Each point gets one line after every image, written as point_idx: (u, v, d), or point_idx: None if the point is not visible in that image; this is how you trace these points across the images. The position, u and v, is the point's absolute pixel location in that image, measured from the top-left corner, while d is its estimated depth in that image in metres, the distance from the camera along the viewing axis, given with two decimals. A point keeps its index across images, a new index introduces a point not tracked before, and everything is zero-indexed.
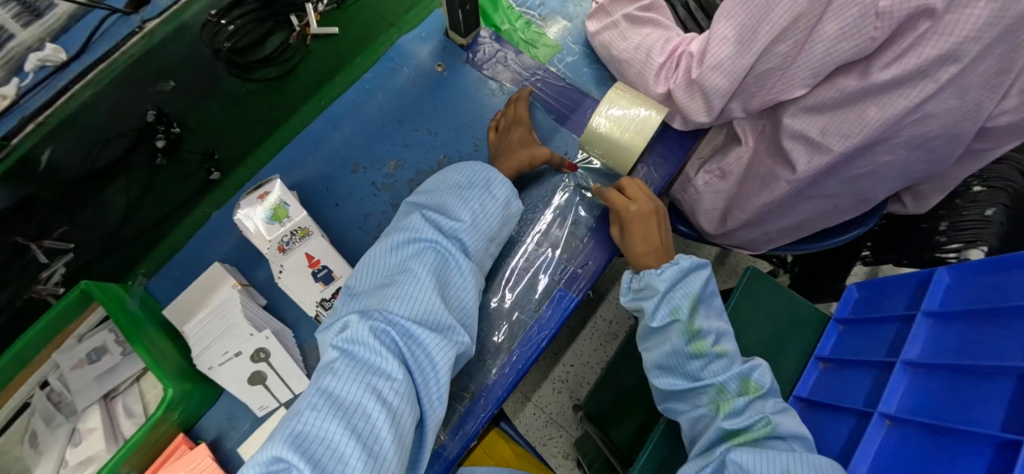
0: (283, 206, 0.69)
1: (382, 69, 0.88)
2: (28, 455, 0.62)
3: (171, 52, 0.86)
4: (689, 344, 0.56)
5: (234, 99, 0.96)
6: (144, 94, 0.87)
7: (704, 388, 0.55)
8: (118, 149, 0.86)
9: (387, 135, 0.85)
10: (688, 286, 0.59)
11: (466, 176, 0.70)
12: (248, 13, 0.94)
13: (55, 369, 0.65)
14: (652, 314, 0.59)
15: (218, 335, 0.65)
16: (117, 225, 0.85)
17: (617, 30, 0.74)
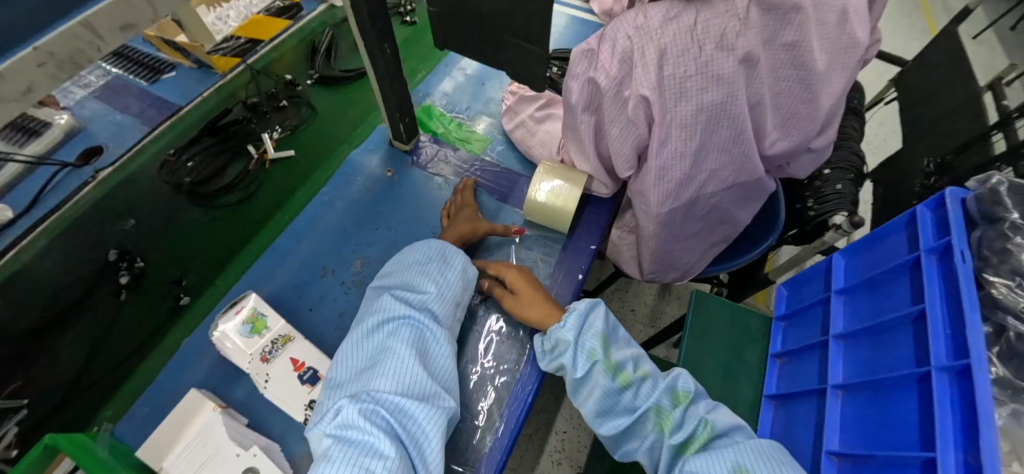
0: (260, 314, 0.69)
1: (338, 182, 0.91)
2: None
3: (125, 197, 0.95)
4: (614, 380, 0.61)
5: (196, 227, 0.96)
6: (107, 235, 0.91)
7: (642, 415, 0.60)
8: (77, 294, 0.86)
9: (350, 238, 0.85)
10: (592, 328, 0.65)
11: (424, 252, 0.72)
12: (203, 150, 1.00)
13: None
14: (572, 366, 0.63)
15: (202, 464, 0.61)
16: (74, 374, 0.80)
17: (526, 127, 0.93)
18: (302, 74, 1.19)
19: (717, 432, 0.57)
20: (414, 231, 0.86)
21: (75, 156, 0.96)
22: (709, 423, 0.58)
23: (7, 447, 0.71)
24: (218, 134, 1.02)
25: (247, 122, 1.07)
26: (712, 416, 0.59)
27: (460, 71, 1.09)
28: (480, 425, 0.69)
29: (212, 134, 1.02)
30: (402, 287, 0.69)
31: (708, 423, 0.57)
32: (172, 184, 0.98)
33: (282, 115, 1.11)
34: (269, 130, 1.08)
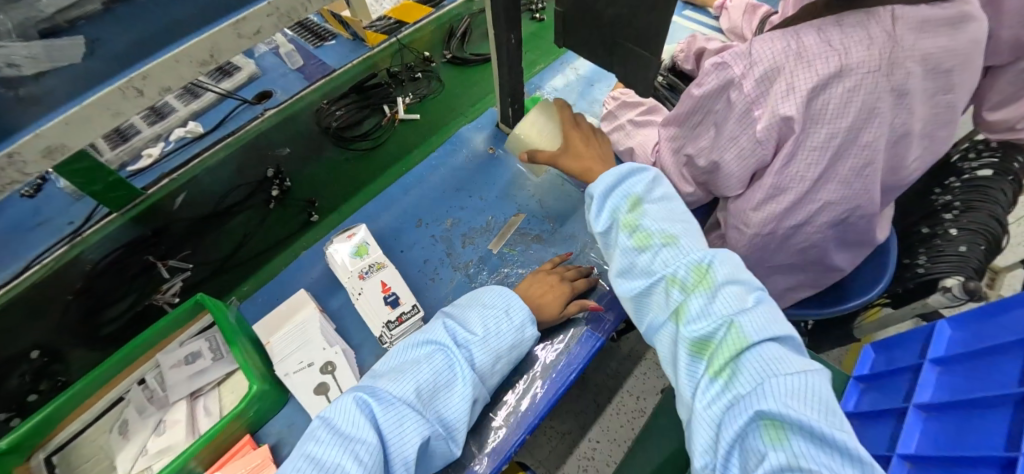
0: (367, 245, 0.82)
1: (445, 150, 1.03)
2: (115, 442, 0.71)
3: (286, 133, 1.19)
4: (631, 239, 0.62)
5: (334, 164, 1.18)
6: (266, 157, 1.14)
7: (658, 286, 0.58)
8: (241, 196, 1.11)
9: (448, 199, 0.96)
10: (626, 187, 0.65)
11: (489, 299, 0.77)
12: (350, 103, 1.22)
13: (154, 368, 0.75)
14: (596, 219, 0.67)
15: (297, 347, 0.75)
16: (226, 255, 1.05)
17: (624, 130, 0.97)
18: (437, 53, 1.36)
19: (749, 338, 0.48)
20: (502, 204, 0.96)
21: (252, 96, 1.18)
22: (735, 324, 0.49)
23: (173, 296, 0.98)
24: (363, 93, 1.24)
25: (387, 87, 1.26)
26: (744, 318, 0.49)
27: (573, 70, 1.17)
28: (520, 386, 0.78)
29: (359, 92, 1.24)
30: (452, 319, 0.74)
31: (734, 324, 0.49)
32: (322, 126, 1.21)
33: (415, 85, 1.30)
34: (404, 95, 1.28)
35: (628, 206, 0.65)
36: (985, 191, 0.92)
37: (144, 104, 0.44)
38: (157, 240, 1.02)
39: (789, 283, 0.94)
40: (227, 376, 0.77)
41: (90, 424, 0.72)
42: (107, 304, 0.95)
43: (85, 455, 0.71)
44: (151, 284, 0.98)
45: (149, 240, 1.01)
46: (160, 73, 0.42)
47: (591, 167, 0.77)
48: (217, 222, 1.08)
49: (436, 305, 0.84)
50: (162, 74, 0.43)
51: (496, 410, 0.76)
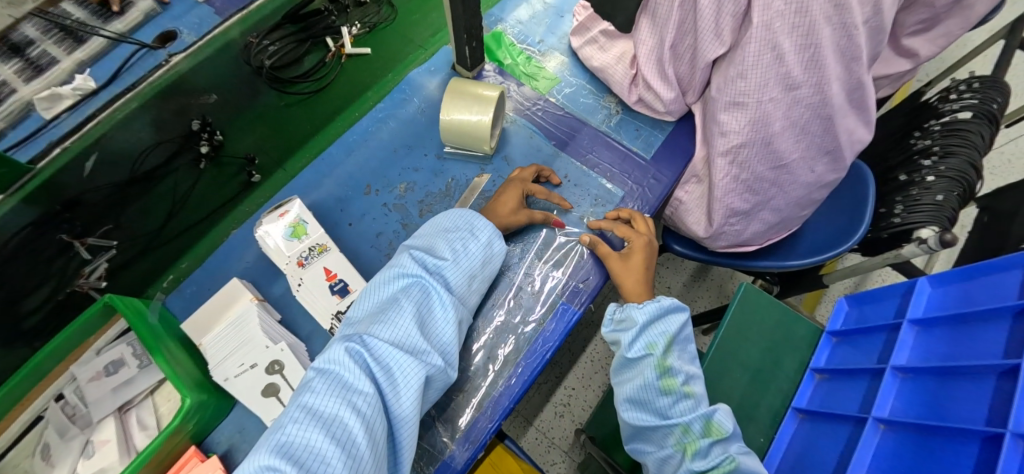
0: (303, 220, 0.71)
1: (393, 100, 0.88)
2: (38, 468, 0.62)
3: (208, 73, 0.93)
4: (660, 378, 0.64)
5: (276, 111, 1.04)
6: (190, 106, 0.95)
7: (671, 428, 0.62)
8: (165, 154, 0.94)
9: (398, 160, 0.84)
10: (664, 326, 0.68)
11: (453, 222, 0.73)
12: (286, 36, 1.03)
13: (72, 381, 0.66)
14: (629, 344, 0.67)
15: (235, 347, 0.66)
16: (157, 227, 0.92)
17: (597, 44, 0.89)
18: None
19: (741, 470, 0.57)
20: (463, 165, 0.84)
21: (152, 38, 0.97)
22: (735, 460, 0.57)
23: (99, 280, 0.81)
24: (301, 22, 1.04)
25: (328, 14, 1.07)
26: (740, 456, 0.58)
27: None
28: (492, 371, 0.72)
29: (294, 21, 1.04)
30: (420, 248, 0.70)
31: (734, 460, 0.57)
32: (255, 67, 1.01)
33: (362, 12, 1.11)
34: (349, 25, 1.09)
35: (664, 345, 0.67)
36: (965, 133, 0.85)
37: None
38: (71, 214, 0.80)
39: (772, 234, 0.88)
40: (160, 382, 0.68)
41: (10, 448, 0.63)
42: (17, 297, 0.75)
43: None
44: (71, 267, 0.80)
45: (61, 216, 0.78)
46: None
47: (631, 285, 0.73)
48: (141, 188, 0.92)
49: None
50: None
51: (466, 396, 0.71)
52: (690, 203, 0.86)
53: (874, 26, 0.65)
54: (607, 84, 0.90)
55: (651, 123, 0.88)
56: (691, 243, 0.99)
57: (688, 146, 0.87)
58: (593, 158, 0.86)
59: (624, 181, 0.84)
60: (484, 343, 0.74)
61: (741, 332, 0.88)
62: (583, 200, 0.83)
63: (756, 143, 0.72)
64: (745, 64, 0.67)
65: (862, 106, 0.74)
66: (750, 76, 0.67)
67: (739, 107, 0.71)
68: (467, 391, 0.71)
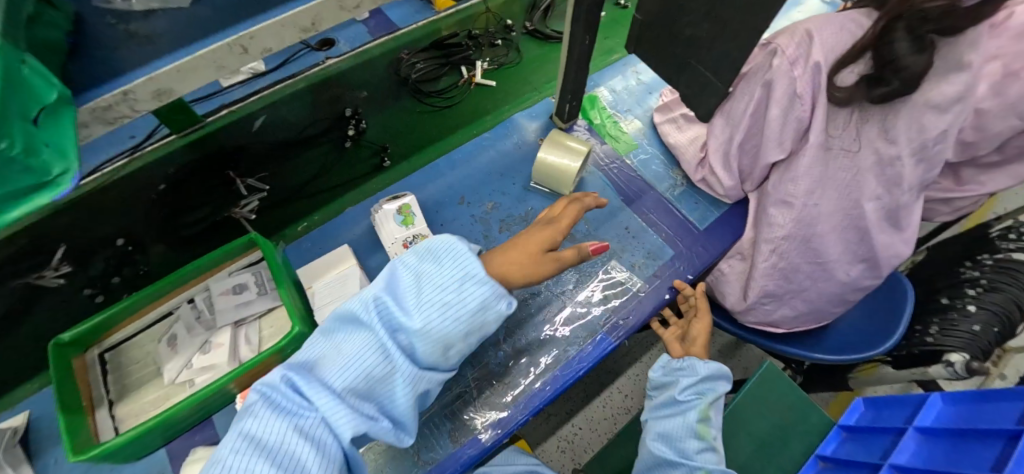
0: (410, 209, 0.86)
1: (498, 132, 1.06)
2: (164, 352, 0.79)
3: (361, 75, 1.12)
4: (699, 423, 0.74)
5: (414, 115, 1.25)
6: (344, 97, 1.11)
7: (692, 469, 0.71)
8: (321, 127, 1.11)
9: (491, 181, 1.00)
10: (715, 384, 0.78)
11: (438, 253, 0.62)
12: (430, 58, 1.22)
13: (203, 292, 0.83)
14: (682, 387, 0.77)
15: (335, 298, 0.81)
16: (300, 184, 1.13)
17: (676, 123, 1.04)
18: (519, 24, 1.34)
19: None
20: (543, 199, 0.99)
21: (316, 41, 1.20)
22: None
23: (248, 212, 1.05)
24: (442, 50, 1.24)
25: (466, 48, 1.27)
26: None
27: (634, 74, 1.16)
28: (533, 372, 0.82)
29: (438, 48, 1.23)
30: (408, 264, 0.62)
31: None
32: (399, 77, 1.20)
33: (493, 52, 1.31)
34: (481, 60, 1.29)
35: (708, 401, 0.76)
36: (1014, 273, 0.93)
37: (251, 60, 0.48)
38: (240, 157, 0.99)
39: (801, 323, 0.97)
40: (268, 311, 0.84)
41: (144, 331, 0.82)
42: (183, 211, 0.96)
43: (132, 357, 0.80)
44: (230, 197, 1.03)
45: (229, 156, 0.97)
46: (264, 35, 0.46)
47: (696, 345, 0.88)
48: (292, 151, 1.07)
49: None
50: (268, 36, 0.47)
51: (506, 388, 0.81)
52: (729, 276, 0.98)
53: (916, 161, 0.78)
54: (676, 159, 1.04)
55: (710, 200, 1.01)
56: (724, 312, 1.08)
57: (738, 227, 0.99)
58: (652, 217, 0.99)
59: (677, 244, 0.96)
60: (531, 349, 0.84)
61: (755, 406, 0.95)
62: (637, 252, 0.95)
63: (795, 238, 0.86)
64: (795, 172, 0.82)
65: (899, 225, 0.86)
66: (799, 182, 0.82)
67: (787, 204, 0.85)
68: (508, 385, 0.81)
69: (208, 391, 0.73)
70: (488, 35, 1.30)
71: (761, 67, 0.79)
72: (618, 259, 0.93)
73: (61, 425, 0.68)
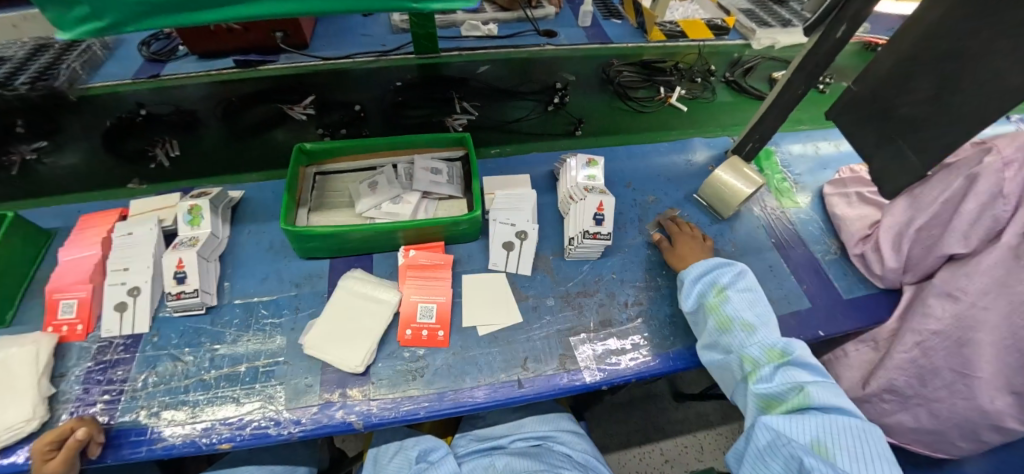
0: (597, 167, 0.99)
1: (677, 146, 1.17)
2: (364, 190, 0.96)
3: (574, 65, 1.23)
4: (717, 321, 0.77)
5: (611, 106, 1.25)
6: (554, 73, 1.20)
7: (735, 359, 0.74)
8: (530, 90, 1.20)
9: (657, 180, 1.09)
10: (714, 277, 0.82)
11: None
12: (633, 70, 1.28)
13: (407, 162, 1.03)
14: (684, 300, 0.83)
15: (509, 208, 0.94)
16: (499, 123, 1.17)
17: (848, 199, 1.07)
18: (721, 72, 1.35)
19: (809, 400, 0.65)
20: (700, 212, 1.06)
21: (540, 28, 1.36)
22: (802, 388, 0.66)
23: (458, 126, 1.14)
24: (648, 71, 1.30)
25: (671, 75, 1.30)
26: (811, 386, 0.66)
27: (815, 147, 1.22)
28: (648, 343, 0.85)
29: (644, 68, 1.30)
30: None
31: (801, 388, 0.66)
32: (604, 77, 1.27)
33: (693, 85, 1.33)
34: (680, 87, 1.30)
35: (713, 293, 0.81)
36: None
37: None
38: (462, 85, 1.14)
39: (923, 441, 0.89)
40: (448, 198, 0.99)
41: (351, 171, 1.02)
42: (405, 107, 1.13)
43: (336, 185, 1.01)
44: None
45: (455, 83, 1.13)
46: None
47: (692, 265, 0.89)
48: (502, 100, 1.18)
49: (616, 247, 0.97)
50: None
51: (619, 345, 0.85)
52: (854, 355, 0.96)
53: None
54: (837, 231, 1.07)
55: (859, 278, 1.01)
56: None
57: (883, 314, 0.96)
58: (798, 268, 1.01)
59: (817, 301, 0.96)
60: (652, 323, 0.88)
61: None
62: (774, 290, 0.96)
63: (951, 337, 0.82)
64: (974, 269, 0.80)
65: None
66: (976, 278, 0.79)
67: (953, 298, 0.82)
68: (621, 343, 0.85)
69: (385, 227, 0.87)
70: (689, 71, 1.33)
71: (969, 163, 0.82)
72: None
73: (280, 210, 0.89)
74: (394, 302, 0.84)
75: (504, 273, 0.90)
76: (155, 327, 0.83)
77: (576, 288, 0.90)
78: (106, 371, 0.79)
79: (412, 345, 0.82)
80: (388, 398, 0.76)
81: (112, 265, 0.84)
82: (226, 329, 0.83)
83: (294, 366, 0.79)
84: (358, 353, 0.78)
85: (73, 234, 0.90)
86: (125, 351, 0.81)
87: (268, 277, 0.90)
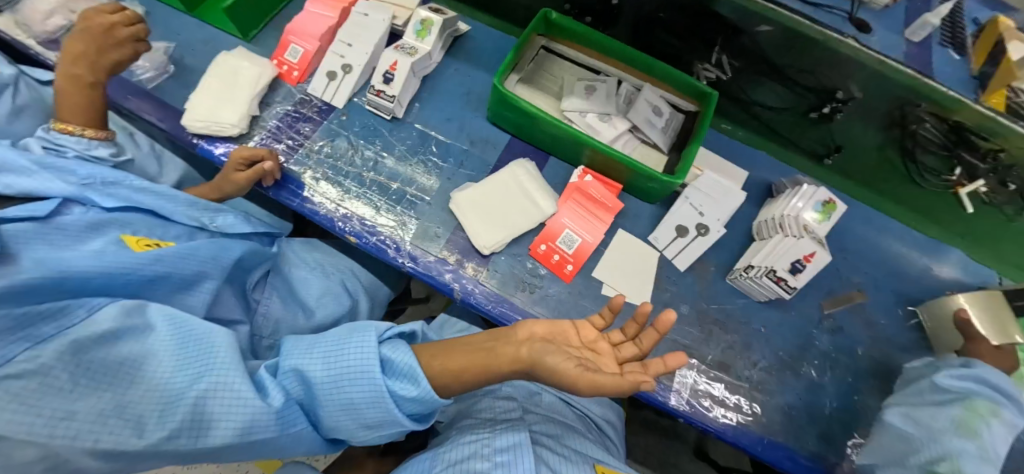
0: (831, 212, 0.82)
1: (929, 243, 0.93)
2: (579, 90, 0.88)
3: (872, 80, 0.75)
4: (959, 418, 0.60)
5: (883, 154, 0.87)
6: (839, 79, 0.78)
7: (930, 451, 0.59)
8: (802, 81, 0.83)
9: (877, 266, 0.90)
10: (996, 394, 0.61)
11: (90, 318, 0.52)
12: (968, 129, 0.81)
13: (634, 86, 0.92)
14: (946, 376, 0.64)
15: (708, 197, 0.82)
16: (740, 100, 0.93)
17: None
18: None
19: None
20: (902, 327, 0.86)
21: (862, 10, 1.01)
22: None
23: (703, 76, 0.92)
24: None
25: None
26: None
27: None
28: (745, 410, 0.77)
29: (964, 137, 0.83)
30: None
31: None
32: (897, 115, 0.79)
33: None
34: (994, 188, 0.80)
35: (985, 403, 0.60)
36: None
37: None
38: (725, 33, 0.82)
39: None
40: (650, 146, 0.88)
41: (576, 64, 0.94)
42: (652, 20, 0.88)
43: (553, 69, 0.94)
44: None
45: (722, 26, 0.80)
46: None
47: None
48: (753, 72, 0.86)
49: (783, 302, 0.83)
50: None
51: (718, 392, 0.77)
52: None
53: None
54: None
55: None
56: None
57: None
58: None
59: None
60: (766, 393, 0.78)
61: None
62: None
63: None
64: None
65: None
66: None
67: None
68: (720, 392, 0.77)
69: (579, 141, 0.79)
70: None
71: None
72: None
73: (501, 66, 0.84)
74: (546, 213, 0.80)
75: (658, 253, 0.83)
76: (347, 108, 0.89)
77: (716, 314, 0.82)
78: (297, 123, 0.87)
79: (537, 260, 0.80)
80: (490, 291, 0.77)
81: (341, 34, 0.88)
82: (398, 144, 0.87)
83: (434, 211, 0.82)
84: (494, 236, 0.78)
85: None
86: (317, 113, 0.88)
87: (452, 122, 0.90)
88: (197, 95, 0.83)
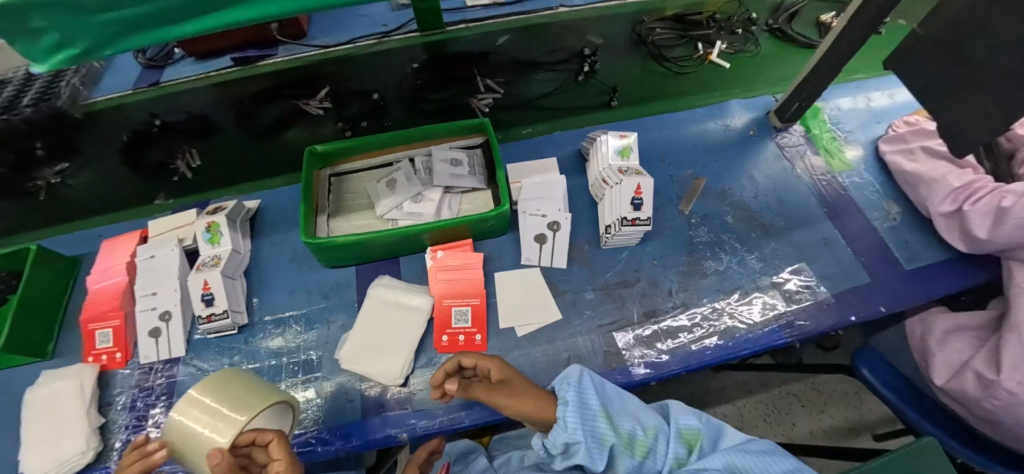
0: (631, 143, 0.93)
1: (714, 111, 1.10)
2: (381, 189, 0.91)
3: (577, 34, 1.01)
4: None
5: (645, 71, 1.14)
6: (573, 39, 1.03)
7: None
8: (558, 57, 1.05)
9: (695, 154, 1.03)
10: None
11: None
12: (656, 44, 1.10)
13: (424, 155, 0.97)
14: None
15: (540, 199, 0.89)
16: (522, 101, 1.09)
17: (912, 155, 0.94)
18: (762, 19, 1.19)
19: None
20: (744, 185, 0.99)
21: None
22: None
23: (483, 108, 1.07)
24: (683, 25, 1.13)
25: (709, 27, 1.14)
26: None
27: (866, 100, 1.11)
28: (688, 336, 0.81)
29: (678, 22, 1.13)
30: None
31: None
32: (635, 37, 1.09)
33: (730, 38, 1.17)
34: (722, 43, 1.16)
35: None
36: None
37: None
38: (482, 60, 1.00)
39: None
40: (471, 191, 0.94)
41: (367, 169, 0.97)
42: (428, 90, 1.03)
43: (352, 187, 0.96)
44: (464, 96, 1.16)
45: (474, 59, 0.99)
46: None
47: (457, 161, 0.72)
48: (523, 73, 1.05)
49: (653, 231, 0.92)
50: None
51: (663, 338, 0.81)
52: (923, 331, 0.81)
53: None
54: (898, 191, 0.96)
55: (924, 243, 0.90)
56: (882, 374, 0.74)
57: (951, 287, 0.85)
58: (856, 237, 0.92)
59: (873, 271, 0.87)
60: (695, 309, 0.84)
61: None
62: (826, 264, 0.88)
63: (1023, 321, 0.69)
64: None
65: None
66: None
67: None
68: (664, 340, 0.80)
69: (410, 231, 0.83)
70: (729, 22, 1.16)
71: None
72: (805, 262, 0.88)
73: (301, 220, 0.85)
74: (426, 308, 0.81)
75: (537, 268, 0.87)
76: (191, 350, 0.84)
77: (613, 280, 0.86)
78: (148, 399, 0.80)
79: (449, 352, 0.79)
80: (430, 407, 0.75)
81: (140, 290, 0.84)
82: (260, 346, 0.83)
83: (331, 377, 0.79)
84: (395, 365, 0.76)
85: (99, 261, 0.89)
86: (164, 374, 0.82)
87: (296, 290, 0.88)
88: (25, 451, 0.73)
